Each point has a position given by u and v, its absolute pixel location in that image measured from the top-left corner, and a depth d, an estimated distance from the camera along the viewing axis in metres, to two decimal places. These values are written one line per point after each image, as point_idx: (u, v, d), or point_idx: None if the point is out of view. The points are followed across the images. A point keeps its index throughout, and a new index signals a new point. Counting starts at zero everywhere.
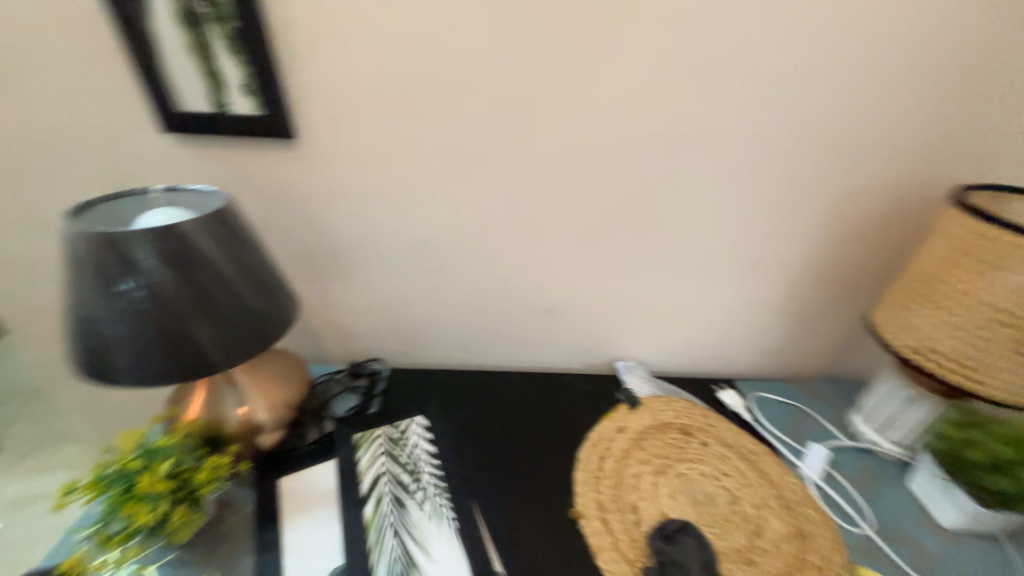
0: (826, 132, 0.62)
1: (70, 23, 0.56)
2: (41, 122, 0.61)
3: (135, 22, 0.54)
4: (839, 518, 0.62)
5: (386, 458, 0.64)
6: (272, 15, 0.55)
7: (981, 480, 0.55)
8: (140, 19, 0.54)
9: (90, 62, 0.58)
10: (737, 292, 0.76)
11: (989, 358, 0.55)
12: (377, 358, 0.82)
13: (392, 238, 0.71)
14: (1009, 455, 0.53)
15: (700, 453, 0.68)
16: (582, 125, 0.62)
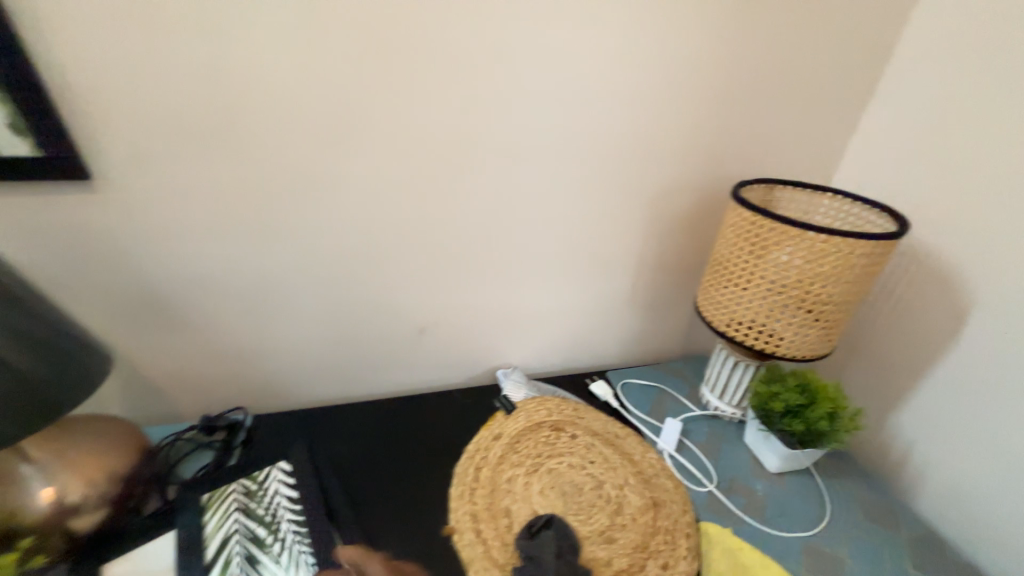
0: (625, 143, 0.74)
1: None
2: None
3: None
4: (688, 482, 0.69)
5: (239, 514, 0.58)
6: (38, 44, 0.49)
7: (782, 428, 0.66)
8: None
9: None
10: (588, 287, 0.85)
11: (789, 329, 0.67)
12: (239, 407, 0.76)
13: (235, 274, 0.67)
14: (796, 402, 0.65)
15: (570, 445, 0.72)
16: (416, 147, 0.66)
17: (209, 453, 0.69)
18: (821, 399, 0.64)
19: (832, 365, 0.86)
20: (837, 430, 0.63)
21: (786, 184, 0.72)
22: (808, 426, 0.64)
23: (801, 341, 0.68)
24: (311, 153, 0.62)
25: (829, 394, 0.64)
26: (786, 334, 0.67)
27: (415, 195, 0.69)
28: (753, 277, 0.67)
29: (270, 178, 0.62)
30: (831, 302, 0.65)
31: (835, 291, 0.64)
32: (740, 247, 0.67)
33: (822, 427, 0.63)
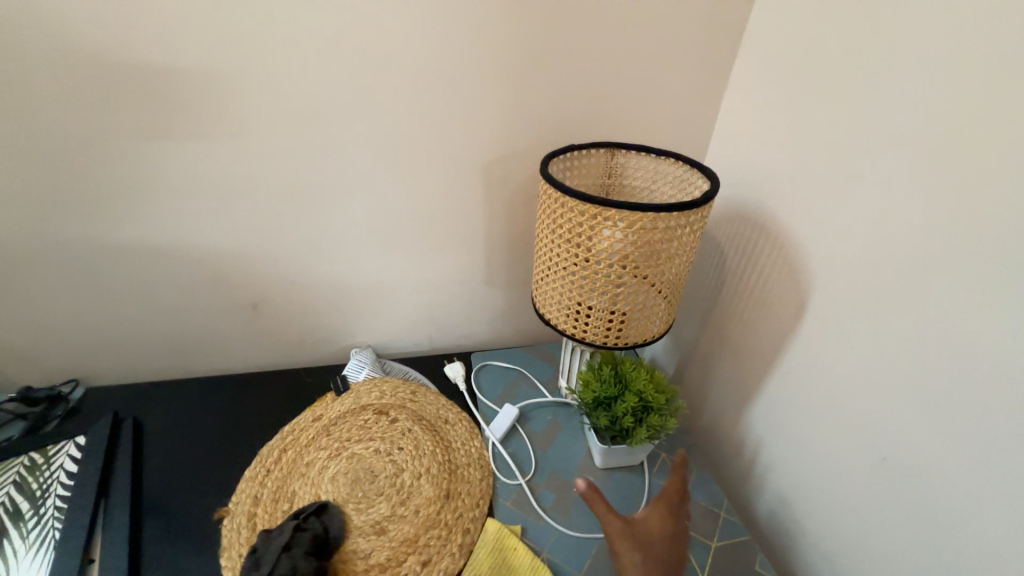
0: (449, 103, 0.65)
1: None
2: None
3: None
4: (499, 474, 0.64)
5: (12, 488, 0.58)
6: None
7: (594, 420, 0.61)
8: None
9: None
10: (438, 266, 0.79)
11: (626, 317, 0.59)
12: (74, 380, 0.75)
13: (27, 245, 0.65)
14: (606, 391, 0.59)
15: (385, 430, 0.68)
16: (196, 108, 0.60)
17: (23, 424, 0.68)
18: (631, 389, 0.58)
19: (705, 354, 0.78)
20: (646, 425, 0.58)
21: (627, 149, 0.64)
22: (616, 419, 0.59)
23: (647, 318, 0.60)
24: (76, 114, 0.58)
25: (642, 385, 0.58)
26: (624, 322, 0.60)
27: (209, 163, 0.64)
28: (581, 266, 0.57)
29: (38, 141, 0.59)
30: (657, 271, 0.56)
31: (663, 270, 0.57)
32: (563, 232, 0.56)
33: (628, 420, 0.58)
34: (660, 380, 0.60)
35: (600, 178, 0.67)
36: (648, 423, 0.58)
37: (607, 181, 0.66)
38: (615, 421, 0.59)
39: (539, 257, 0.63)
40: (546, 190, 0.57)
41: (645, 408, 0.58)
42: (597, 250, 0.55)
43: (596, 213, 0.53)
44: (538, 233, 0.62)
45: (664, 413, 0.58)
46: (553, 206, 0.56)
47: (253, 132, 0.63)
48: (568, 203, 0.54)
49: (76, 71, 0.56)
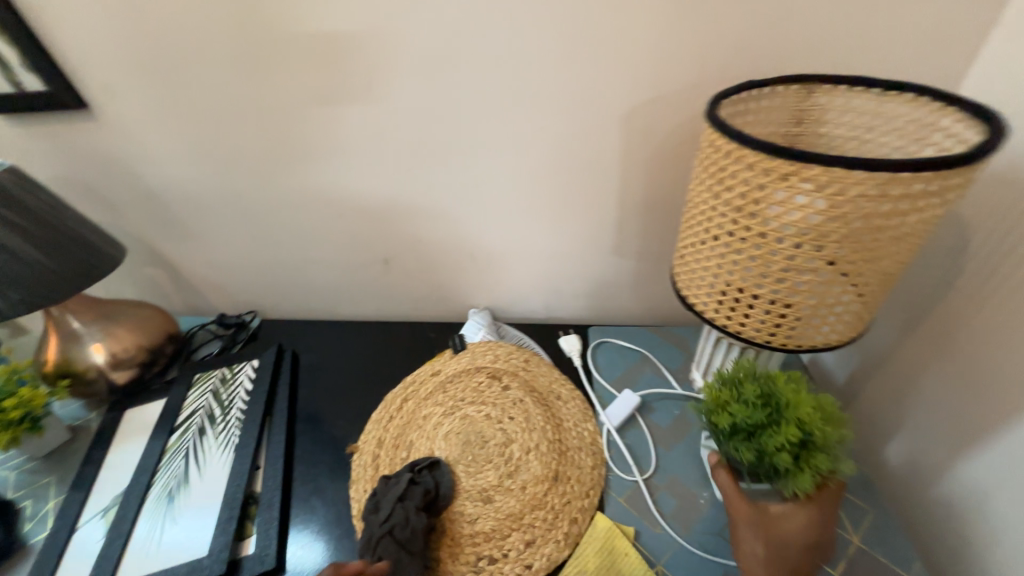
0: (595, 37, 0.55)
1: None
2: None
3: None
4: (613, 466, 0.58)
5: (210, 395, 0.72)
6: None
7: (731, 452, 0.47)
8: None
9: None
10: (563, 229, 0.72)
11: (803, 315, 0.45)
12: (252, 312, 0.90)
13: (217, 197, 0.75)
14: (754, 419, 0.45)
15: (497, 396, 0.67)
16: (341, 63, 0.61)
17: (219, 343, 0.84)
18: (793, 422, 0.44)
19: (903, 365, 0.59)
20: (810, 465, 0.44)
21: (835, 83, 0.46)
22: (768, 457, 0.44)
23: (827, 325, 0.46)
24: (245, 74, 0.63)
25: (806, 416, 0.44)
26: (798, 322, 0.46)
27: (351, 119, 0.65)
28: (751, 244, 0.44)
29: (220, 103, 0.65)
30: (857, 265, 0.41)
31: (872, 258, 0.41)
32: (731, 198, 0.44)
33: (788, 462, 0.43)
34: (824, 406, 0.45)
35: (784, 126, 0.50)
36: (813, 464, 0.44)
37: (793, 129, 0.50)
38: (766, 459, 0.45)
39: (688, 229, 0.51)
40: (713, 142, 0.44)
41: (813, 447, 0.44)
42: (779, 225, 0.41)
43: (789, 172, 0.39)
44: (691, 198, 0.50)
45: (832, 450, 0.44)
46: (722, 162, 0.44)
47: (388, 85, 0.62)
48: (747, 159, 0.41)
49: (242, 31, 0.59)
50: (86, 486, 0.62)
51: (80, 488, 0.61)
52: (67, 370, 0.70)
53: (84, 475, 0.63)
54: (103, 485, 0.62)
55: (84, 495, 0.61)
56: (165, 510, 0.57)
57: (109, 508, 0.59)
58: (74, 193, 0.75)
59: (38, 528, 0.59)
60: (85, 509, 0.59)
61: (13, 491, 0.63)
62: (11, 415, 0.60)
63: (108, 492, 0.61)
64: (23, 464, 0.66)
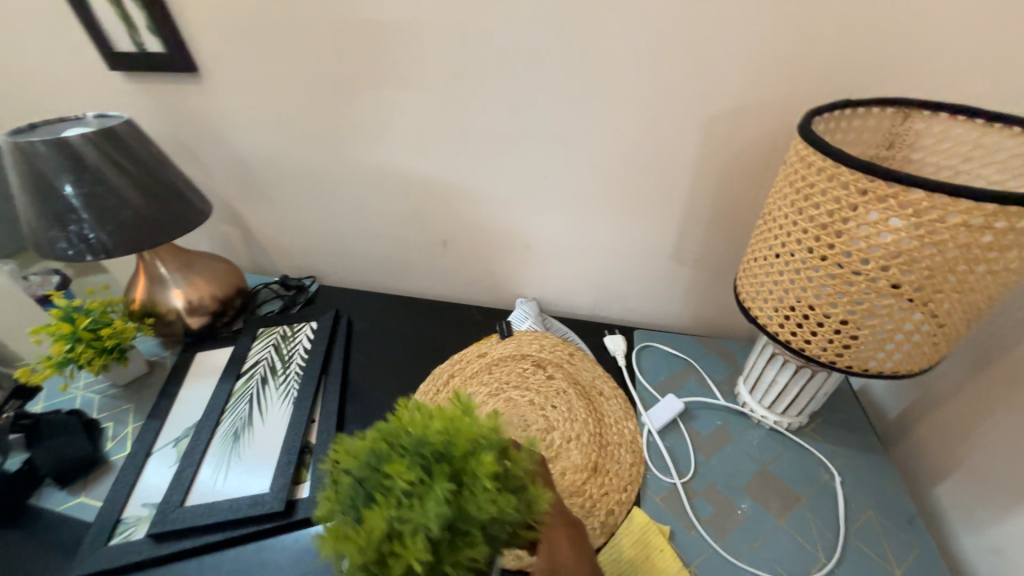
0: (686, 43, 0.55)
1: None
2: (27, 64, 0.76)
3: None
4: (652, 465, 0.60)
5: (273, 348, 0.77)
6: None
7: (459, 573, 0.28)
8: None
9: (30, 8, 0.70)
10: (623, 230, 0.73)
11: (876, 339, 0.45)
12: (312, 277, 0.95)
13: (296, 165, 0.80)
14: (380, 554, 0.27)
15: (541, 383, 0.68)
16: (432, 49, 0.63)
17: (280, 302, 0.90)
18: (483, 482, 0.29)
19: (964, 406, 0.58)
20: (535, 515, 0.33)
21: (934, 110, 0.45)
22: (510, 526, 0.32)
23: (888, 351, 0.46)
24: (341, 53, 0.67)
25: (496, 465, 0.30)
26: (870, 345, 0.46)
27: (432, 103, 0.68)
28: (833, 263, 0.44)
29: (315, 77, 0.70)
30: (930, 294, 0.41)
31: (948, 290, 0.41)
32: (819, 215, 0.44)
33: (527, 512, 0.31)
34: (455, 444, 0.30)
35: (876, 148, 0.51)
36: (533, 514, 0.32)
37: (884, 152, 0.50)
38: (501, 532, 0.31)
39: (765, 243, 0.51)
40: (806, 158, 0.44)
41: (461, 547, 0.28)
42: (869, 246, 0.41)
43: (889, 195, 0.39)
44: (771, 211, 0.50)
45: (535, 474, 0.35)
46: (814, 179, 0.44)
47: (474, 74, 0.64)
48: (844, 178, 0.41)
49: (346, 12, 0.63)
50: (161, 416, 0.68)
51: (156, 417, 0.67)
52: (151, 311, 0.77)
53: (159, 406, 0.69)
54: (175, 417, 0.67)
55: (160, 424, 0.67)
56: (231, 448, 0.62)
57: (180, 439, 0.64)
58: (171, 149, 0.82)
59: (118, 448, 0.65)
60: (159, 436, 0.65)
61: (97, 413, 0.70)
62: (105, 344, 0.67)
63: (180, 424, 0.66)
64: (107, 390, 0.73)
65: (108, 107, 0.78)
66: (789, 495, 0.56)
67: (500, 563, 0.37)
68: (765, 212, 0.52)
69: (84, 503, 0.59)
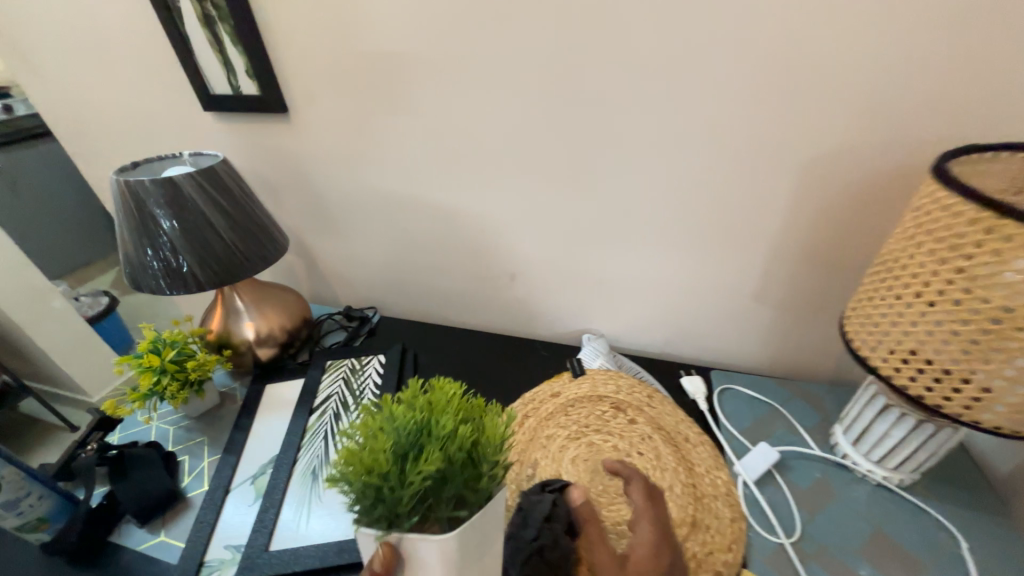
0: (786, 86, 0.55)
1: (137, 26, 0.72)
2: (130, 104, 0.81)
3: (174, 20, 0.69)
4: (754, 523, 0.56)
5: (342, 382, 0.76)
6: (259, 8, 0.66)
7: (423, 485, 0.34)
8: (177, 17, 0.69)
9: (140, 56, 0.75)
10: (703, 267, 0.71)
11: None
12: (373, 307, 0.95)
13: (370, 199, 0.81)
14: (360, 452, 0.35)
15: (622, 428, 0.66)
16: (519, 91, 0.64)
17: (344, 333, 0.89)
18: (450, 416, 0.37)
19: None
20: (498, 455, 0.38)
21: None
22: (474, 463, 0.37)
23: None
24: (428, 94, 0.68)
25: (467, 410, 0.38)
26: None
27: (514, 142, 0.69)
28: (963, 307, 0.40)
29: (398, 117, 0.71)
30: None
31: None
32: (970, 267, 0.39)
33: (483, 445, 0.37)
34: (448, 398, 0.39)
35: (998, 191, 0.48)
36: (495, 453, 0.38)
37: (1009, 196, 0.48)
38: (464, 468, 0.36)
39: (891, 290, 0.47)
40: (950, 208, 0.41)
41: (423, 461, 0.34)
42: None
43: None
44: (900, 257, 0.46)
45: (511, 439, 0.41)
46: (961, 230, 0.40)
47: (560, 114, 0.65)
48: (1005, 231, 0.36)
49: (437, 57, 0.65)
50: (237, 450, 0.67)
51: (231, 451, 0.67)
52: (225, 342, 0.77)
53: (233, 440, 0.68)
54: (251, 452, 0.67)
55: (236, 459, 0.66)
56: (310, 488, 0.61)
57: (257, 476, 0.64)
58: (252, 183, 0.85)
59: (195, 483, 0.65)
60: (236, 472, 0.65)
61: (172, 444, 0.70)
62: (187, 375, 0.67)
63: (256, 460, 0.66)
64: (181, 421, 0.73)
65: (198, 144, 0.82)
66: (913, 562, 0.51)
67: (474, 533, 0.37)
68: (890, 257, 0.48)
69: (166, 542, 0.58)
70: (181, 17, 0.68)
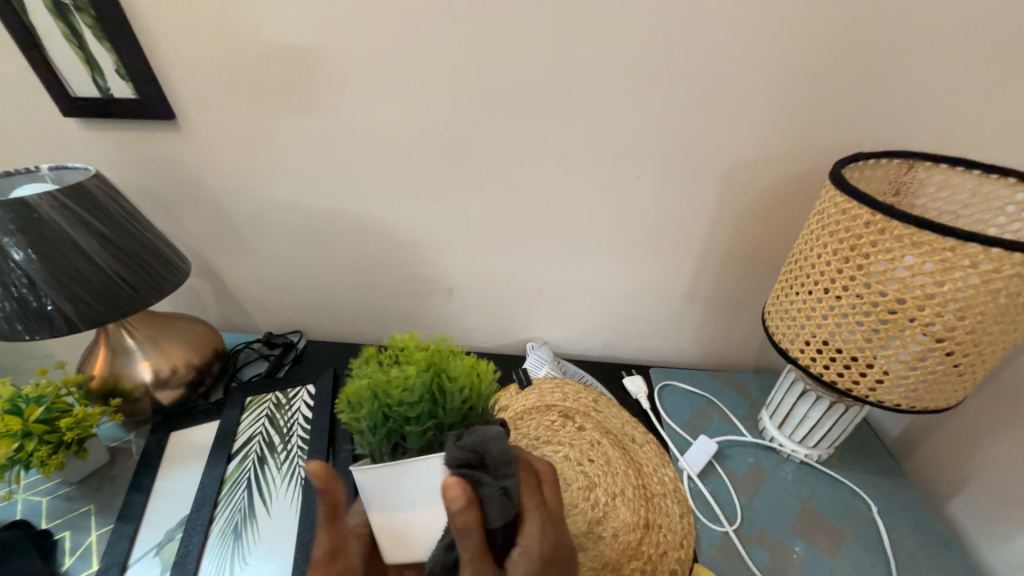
0: (699, 98, 0.58)
1: None
2: None
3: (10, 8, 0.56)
4: (701, 515, 0.59)
5: (266, 420, 0.68)
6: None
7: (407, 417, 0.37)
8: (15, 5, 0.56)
9: None
10: (637, 271, 0.74)
11: (926, 380, 0.45)
12: (299, 331, 0.86)
13: (285, 215, 0.73)
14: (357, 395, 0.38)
15: (572, 436, 0.63)
16: (442, 100, 0.61)
17: (266, 363, 0.80)
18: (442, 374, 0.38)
19: (962, 430, 0.61)
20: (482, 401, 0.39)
21: (935, 162, 0.50)
22: (442, 407, 0.38)
23: (911, 388, 0.46)
24: (342, 101, 0.62)
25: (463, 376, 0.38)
26: (918, 385, 0.46)
27: (441, 152, 0.65)
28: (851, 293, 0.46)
29: (309, 125, 0.65)
30: (949, 333, 0.42)
31: (966, 330, 0.41)
32: (870, 264, 0.43)
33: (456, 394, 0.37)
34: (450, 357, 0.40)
35: (881, 194, 0.55)
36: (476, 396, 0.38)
37: (890, 198, 0.55)
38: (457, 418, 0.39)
39: (803, 286, 0.50)
40: (850, 211, 0.44)
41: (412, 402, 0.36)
42: (925, 295, 0.41)
43: (944, 247, 0.39)
44: (808, 256, 0.50)
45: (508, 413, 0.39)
46: (860, 231, 0.44)
47: (487, 123, 0.62)
48: (896, 231, 0.41)
49: (348, 61, 0.60)
50: (134, 517, 0.57)
51: (127, 519, 0.56)
52: (114, 388, 0.65)
53: (130, 506, 0.58)
54: (155, 517, 0.57)
55: (134, 528, 0.56)
56: (233, 550, 0.53)
57: (163, 544, 0.54)
58: (138, 201, 0.73)
59: (80, 565, 0.54)
60: (136, 544, 0.55)
61: (46, 521, 0.58)
62: (62, 435, 0.56)
63: (162, 525, 0.56)
64: (57, 489, 0.61)
65: (60, 157, 0.68)
66: (836, 532, 0.57)
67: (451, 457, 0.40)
68: (799, 255, 0.52)
69: None
70: (23, 5, 0.56)
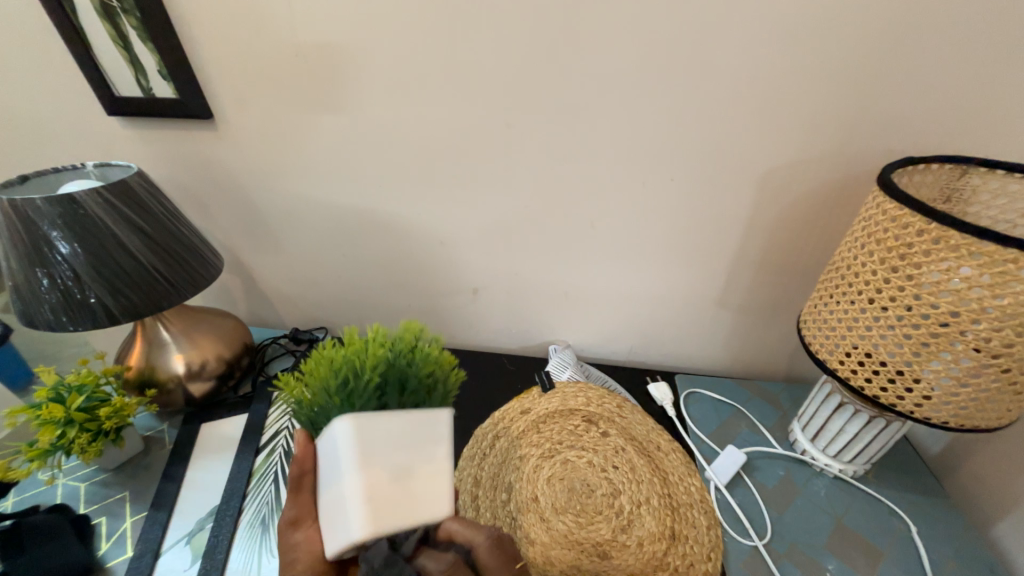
0: (735, 98, 0.56)
1: (16, 13, 0.61)
2: (6, 104, 0.68)
3: (59, 9, 0.58)
4: (729, 528, 0.57)
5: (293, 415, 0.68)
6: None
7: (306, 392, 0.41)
8: (63, 6, 0.58)
9: (22, 49, 0.63)
10: (664, 275, 0.72)
11: (978, 397, 0.43)
12: (324, 328, 0.88)
13: (313, 212, 0.74)
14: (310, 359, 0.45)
15: (597, 441, 0.62)
16: (471, 100, 0.61)
17: (291, 358, 0.81)
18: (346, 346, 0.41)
19: (1009, 449, 0.58)
20: (319, 395, 0.39)
21: (992, 168, 0.47)
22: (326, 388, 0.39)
23: (960, 405, 0.44)
24: (373, 100, 0.63)
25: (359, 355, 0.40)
26: (969, 403, 0.43)
27: (468, 151, 0.65)
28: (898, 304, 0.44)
29: (339, 124, 0.65)
30: (1007, 350, 0.40)
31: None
32: (921, 275, 0.41)
33: (332, 370, 0.39)
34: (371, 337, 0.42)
35: (932, 200, 0.53)
36: (366, 376, 0.38)
37: (940, 206, 0.52)
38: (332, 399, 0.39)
39: (845, 295, 0.48)
40: (899, 219, 0.43)
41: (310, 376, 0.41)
42: (981, 308, 0.39)
43: (1005, 259, 0.37)
44: (851, 264, 0.48)
45: (378, 360, 0.39)
46: (911, 240, 0.42)
47: (517, 124, 0.62)
48: (950, 241, 0.39)
49: (379, 61, 0.60)
50: (167, 505, 0.58)
51: (160, 507, 0.58)
52: (150, 379, 0.66)
53: (163, 494, 0.59)
54: (187, 506, 0.59)
55: (167, 515, 0.57)
56: (261, 542, 0.54)
57: (194, 534, 0.56)
58: (174, 197, 0.75)
59: (115, 550, 0.55)
60: (169, 532, 0.56)
61: (84, 505, 0.60)
62: (101, 424, 0.58)
63: (194, 515, 0.58)
64: (95, 476, 0.63)
65: (103, 153, 0.71)
66: (872, 551, 0.55)
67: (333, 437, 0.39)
68: (841, 263, 0.50)
69: None
70: (74, 8, 0.59)
